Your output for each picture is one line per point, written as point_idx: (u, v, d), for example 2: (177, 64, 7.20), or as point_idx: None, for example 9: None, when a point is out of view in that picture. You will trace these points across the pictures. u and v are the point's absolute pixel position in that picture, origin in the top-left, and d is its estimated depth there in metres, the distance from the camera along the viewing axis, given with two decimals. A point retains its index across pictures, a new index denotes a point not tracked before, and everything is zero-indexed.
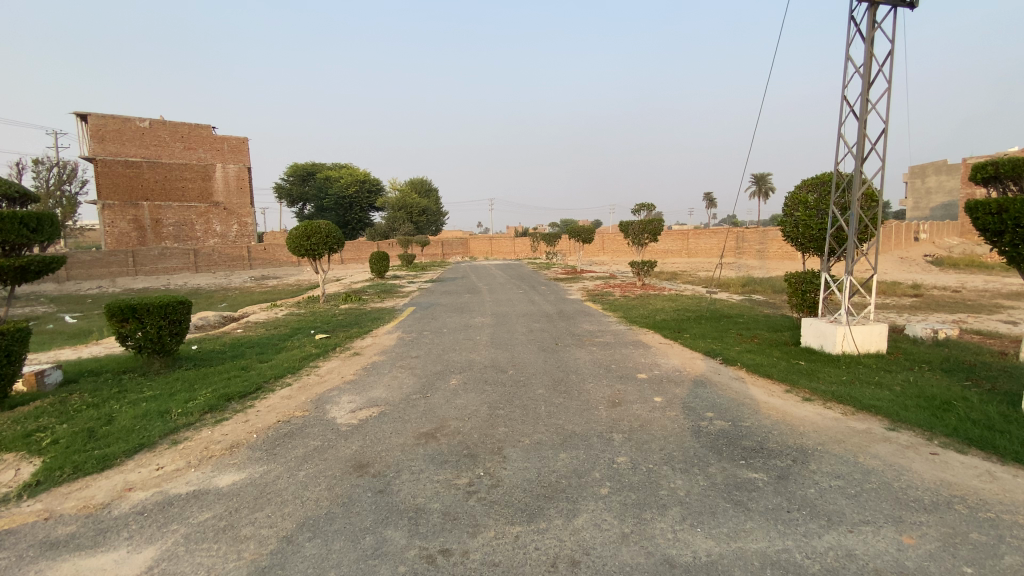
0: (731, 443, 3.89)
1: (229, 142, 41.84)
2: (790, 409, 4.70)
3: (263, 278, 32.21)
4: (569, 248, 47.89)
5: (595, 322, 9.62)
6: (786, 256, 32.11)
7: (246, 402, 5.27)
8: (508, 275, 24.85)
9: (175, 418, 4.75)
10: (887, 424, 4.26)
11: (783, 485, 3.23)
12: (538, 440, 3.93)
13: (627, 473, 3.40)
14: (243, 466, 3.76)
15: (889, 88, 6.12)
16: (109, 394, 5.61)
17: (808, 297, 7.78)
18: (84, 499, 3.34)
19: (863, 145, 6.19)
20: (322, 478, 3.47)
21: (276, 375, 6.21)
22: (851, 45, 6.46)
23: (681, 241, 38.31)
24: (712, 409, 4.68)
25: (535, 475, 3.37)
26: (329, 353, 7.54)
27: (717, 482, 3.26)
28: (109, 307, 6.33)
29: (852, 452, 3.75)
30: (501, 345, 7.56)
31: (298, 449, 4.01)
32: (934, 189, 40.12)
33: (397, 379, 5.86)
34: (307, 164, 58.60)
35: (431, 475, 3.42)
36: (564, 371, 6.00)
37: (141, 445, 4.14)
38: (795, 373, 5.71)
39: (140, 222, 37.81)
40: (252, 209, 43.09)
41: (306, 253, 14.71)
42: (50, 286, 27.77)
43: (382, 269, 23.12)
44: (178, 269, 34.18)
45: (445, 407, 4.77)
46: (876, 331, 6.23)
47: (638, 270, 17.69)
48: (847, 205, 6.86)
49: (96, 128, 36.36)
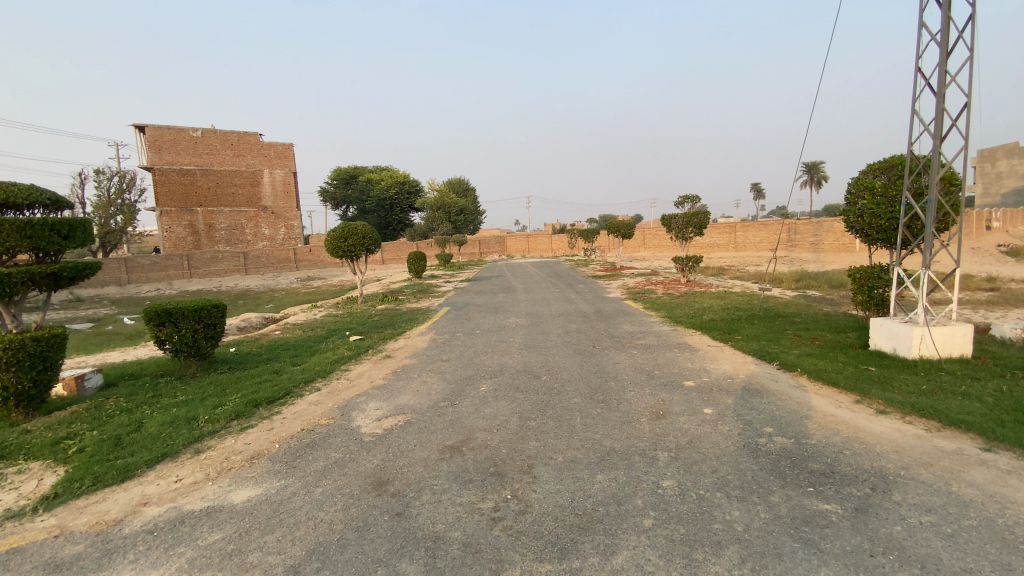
0: (796, 466, 3.40)
1: (276, 148, 43.32)
2: (861, 424, 4.13)
3: (308, 279, 33.13)
4: (609, 245, 47.06)
5: (636, 322, 9.13)
6: (841, 248, 30.27)
7: (274, 408, 5.14)
8: (546, 273, 24.50)
9: (201, 425, 4.66)
10: (982, 444, 3.64)
11: (862, 521, 2.73)
12: (572, 458, 3.56)
13: (674, 502, 2.98)
14: (259, 480, 3.57)
15: (972, 57, 5.33)
16: (143, 399, 5.63)
17: (875, 294, 7.02)
18: (98, 515, 3.24)
19: (942, 122, 5.43)
20: (339, 498, 3.22)
21: (306, 379, 6.07)
22: (925, 9, 5.68)
23: (727, 235, 36.88)
24: (771, 424, 4.16)
25: (568, 501, 3.00)
26: (362, 355, 7.39)
27: (783, 515, 2.80)
28: (145, 312, 6.37)
29: (942, 479, 3.18)
30: (534, 348, 7.21)
31: (319, 461, 3.79)
32: (1005, 174, 36.88)
33: (425, 385, 5.60)
34: (350, 168, 60.23)
35: (453, 497, 3.11)
36: (602, 378, 5.58)
37: (163, 455, 4.05)
38: (865, 381, 5.08)
39: (194, 227, 39.65)
40: (298, 212, 44.46)
41: (344, 255, 14.80)
42: (112, 289, 29.44)
43: (421, 268, 23.22)
44: (229, 271, 35.55)
45: (473, 417, 4.47)
46: (959, 333, 5.49)
47: (683, 266, 16.92)
48: (922, 191, 6.10)
49: (154, 139, 38.38)
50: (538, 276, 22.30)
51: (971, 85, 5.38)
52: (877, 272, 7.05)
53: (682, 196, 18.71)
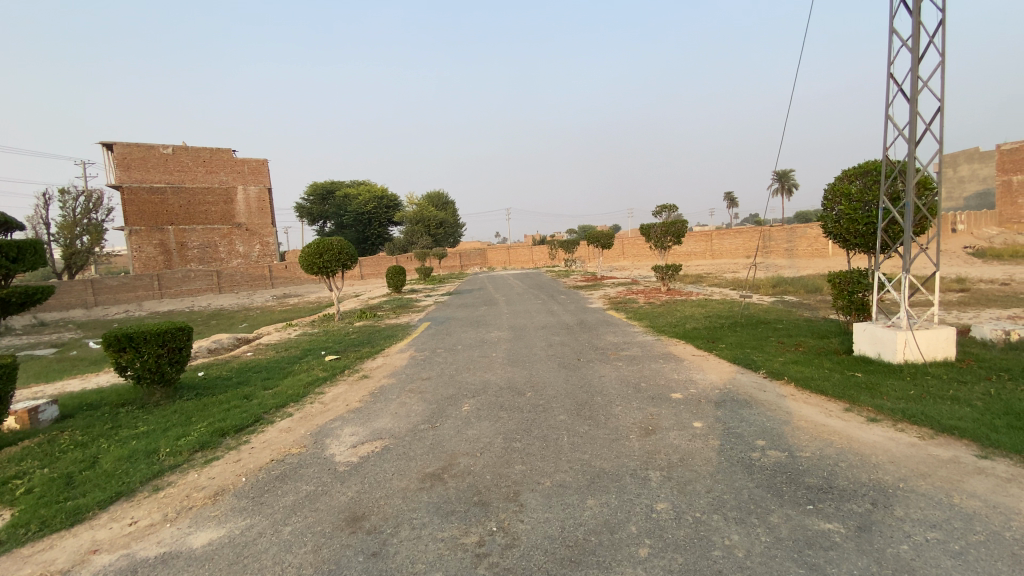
0: (793, 482, 3.27)
1: (250, 164, 42.51)
2: (853, 433, 4.04)
3: (285, 297, 32.41)
4: (589, 255, 47.31)
5: (619, 333, 9.00)
6: (815, 254, 30.90)
7: (242, 437, 4.82)
8: (527, 285, 24.31)
9: (162, 459, 4.33)
10: (977, 451, 3.56)
11: (866, 541, 2.60)
12: (561, 482, 3.37)
13: (669, 527, 2.81)
14: (223, 519, 3.28)
15: (943, 62, 5.37)
16: (101, 431, 5.25)
17: (855, 298, 7.04)
18: (42, 566, 2.92)
19: (916, 126, 5.47)
20: (309, 537, 2.96)
21: (277, 404, 5.74)
22: (896, 15, 5.72)
23: (705, 242, 37.35)
24: (763, 437, 4.04)
25: (558, 531, 2.80)
26: (337, 376, 7.07)
27: (784, 538, 2.65)
28: (104, 337, 5.99)
29: (942, 490, 3.08)
30: (518, 363, 7.00)
31: (288, 496, 3.51)
32: (966, 178, 38.33)
33: (404, 406, 5.34)
34: (327, 183, 59.61)
35: (434, 532, 2.88)
36: (588, 392, 5.40)
37: (119, 494, 3.73)
38: (853, 388, 5.01)
39: (165, 246, 38.54)
40: (274, 228, 43.61)
41: (318, 271, 14.40)
42: (78, 312, 28.31)
43: (400, 282, 22.90)
44: (202, 290, 34.57)
45: (455, 440, 4.25)
46: (942, 336, 5.48)
47: (663, 274, 16.97)
48: (897, 195, 6.14)
49: (122, 157, 37.35)
50: (521, 288, 22.15)
51: (942, 90, 5.43)
52: (856, 277, 7.07)
53: (659, 205, 18.82)
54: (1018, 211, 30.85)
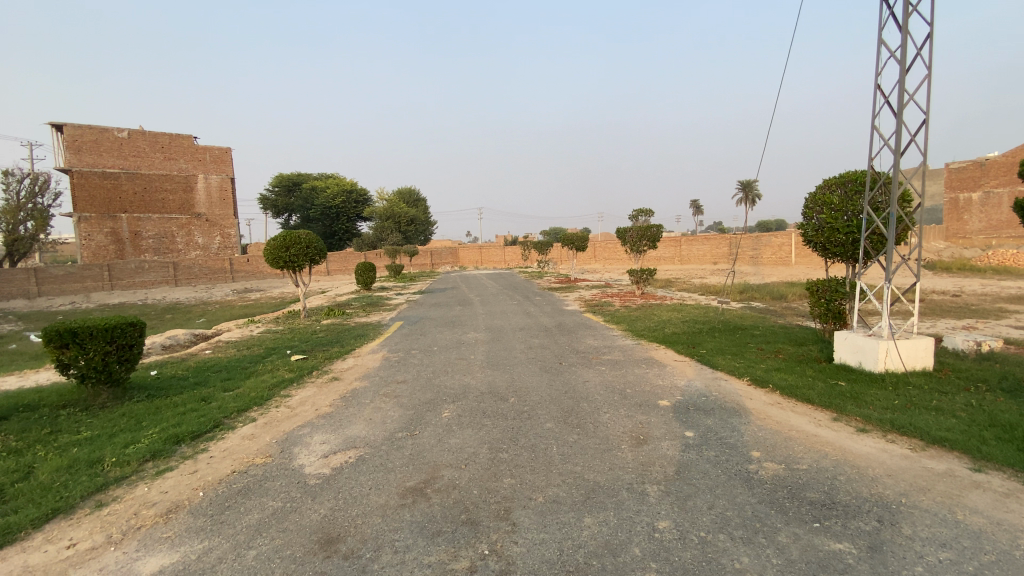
0: (795, 498, 3.13)
1: (212, 152, 40.74)
2: (846, 444, 3.97)
3: (246, 291, 31.19)
4: (561, 257, 47.58)
5: (599, 336, 8.87)
6: (778, 262, 31.79)
7: (200, 445, 4.41)
8: (500, 285, 24.11)
9: (107, 470, 3.88)
10: (970, 464, 3.53)
11: (881, 563, 2.47)
12: (554, 497, 3.15)
13: (675, 549, 2.62)
14: (176, 543, 2.90)
15: (930, 75, 5.42)
16: (38, 436, 4.72)
17: (833, 306, 7.05)
18: None
19: (902, 137, 5.52)
20: (276, 563, 2.63)
21: (239, 408, 5.32)
22: (885, 28, 5.78)
23: (674, 248, 37.96)
24: (758, 448, 3.92)
25: (556, 555, 2.57)
26: (304, 378, 6.65)
27: (795, 560, 2.51)
28: (44, 331, 5.43)
29: (944, 506, 3.00)
30: (497, 366, 6.75)
31: (252, 514, 3.16)
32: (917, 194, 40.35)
33: (380, 412, 5.01)
34: (294, 175, 58.00)
35: (420, 556, 2.61)
36: (573, 399, 5.19)
37: (55, 511, 3.29)
38: (839, 397, 4.98)
39: (118, 235, 36.49)
40: (236, 220, 41.92)
41: (284, 265, 13.78)
42: (19, 303, 26.46)
43: (369, 279, 22.33)
44: (156, 282, 32.86)
45: (436, 450, 3.97)
46: (921, 346, 5.54)
47: (637, 278, 17.02)
48: (879, 207, 6.19)
49: (73, 139, 35.20)
50: (495, 288, 21.94)
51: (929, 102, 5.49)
52: (834, 285, 7.08)
53: (636, 209, 18.93)
54: (963, 226, 32.53)
